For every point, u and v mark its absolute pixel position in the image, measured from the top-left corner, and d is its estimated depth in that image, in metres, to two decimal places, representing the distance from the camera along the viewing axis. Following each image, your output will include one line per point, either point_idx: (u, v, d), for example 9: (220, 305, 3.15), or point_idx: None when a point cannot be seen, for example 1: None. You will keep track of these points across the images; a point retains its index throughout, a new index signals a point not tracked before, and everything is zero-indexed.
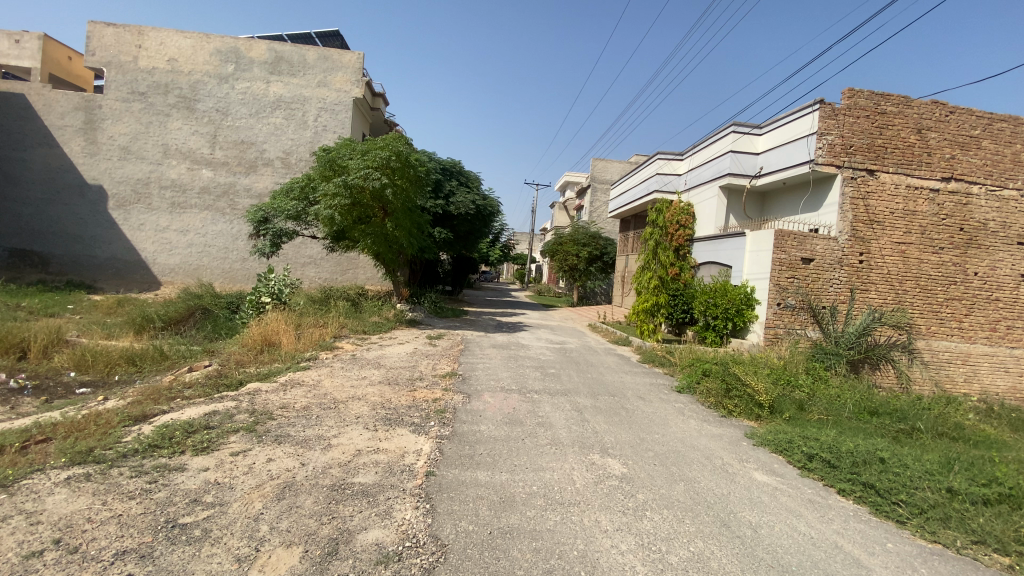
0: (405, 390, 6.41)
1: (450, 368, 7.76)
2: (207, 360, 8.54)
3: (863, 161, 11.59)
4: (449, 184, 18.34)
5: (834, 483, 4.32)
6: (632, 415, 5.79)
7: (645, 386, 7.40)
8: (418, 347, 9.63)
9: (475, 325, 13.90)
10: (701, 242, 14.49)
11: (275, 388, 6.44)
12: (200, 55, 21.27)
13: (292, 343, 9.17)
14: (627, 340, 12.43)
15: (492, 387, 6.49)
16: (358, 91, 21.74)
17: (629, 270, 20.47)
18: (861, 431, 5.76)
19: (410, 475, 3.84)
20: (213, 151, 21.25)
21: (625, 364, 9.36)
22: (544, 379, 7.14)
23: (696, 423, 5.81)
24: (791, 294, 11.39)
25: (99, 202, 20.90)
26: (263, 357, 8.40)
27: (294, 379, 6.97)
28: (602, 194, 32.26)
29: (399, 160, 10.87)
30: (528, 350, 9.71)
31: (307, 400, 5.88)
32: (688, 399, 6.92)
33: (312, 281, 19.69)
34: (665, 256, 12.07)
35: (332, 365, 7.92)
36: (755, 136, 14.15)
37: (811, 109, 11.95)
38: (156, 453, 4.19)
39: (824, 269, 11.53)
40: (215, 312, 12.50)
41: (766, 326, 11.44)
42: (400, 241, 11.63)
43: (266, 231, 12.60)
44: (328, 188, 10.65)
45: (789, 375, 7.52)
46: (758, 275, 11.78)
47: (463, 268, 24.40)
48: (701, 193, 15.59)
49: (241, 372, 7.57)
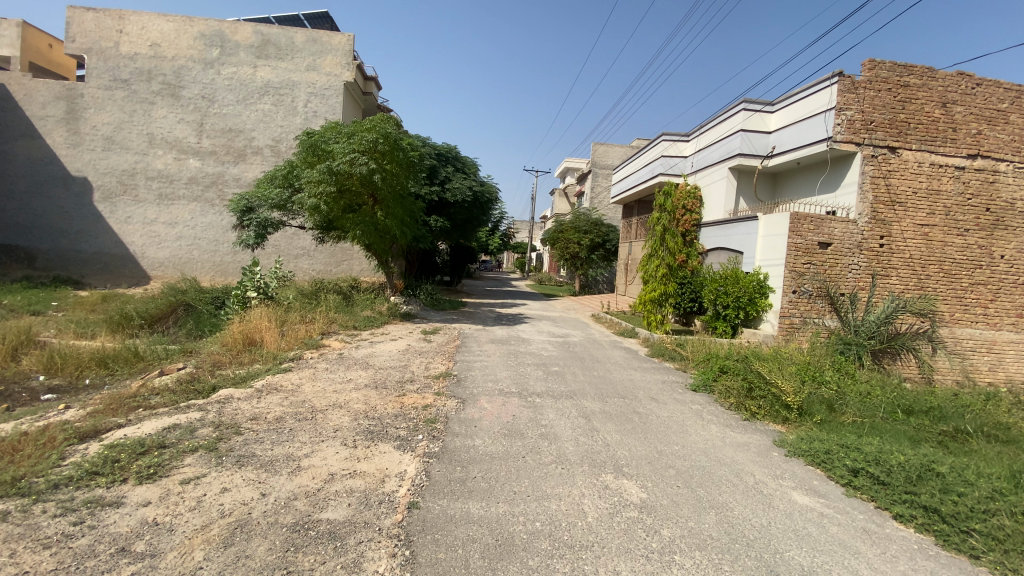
0: (392, 395, 5.77)
1: (445, 368, 7.12)
2: (182, 362, 7.91)
3: (885, 137, 10.86)
4: (444, 170, 17.61)
5: (888, 506, 3.71)
6: (646, 421, 5.13)
7: (658, 385, 6.76)
8: (412, 344, 8.99)
9: (472, 317, 13.24)
10: (709, 227, 13.77)
11: (249, 395, 5.81)
12: (184, 40, 20.37)
13: (275, 341, 8.54)
14: (633, 332, 11.75)
15: (488, 391, 5.84)
16: (348, 75, 20.91)
17: (633, 257, 19.77)
18: (905, 438, 5.12)
19: (388, 509, 3.22)
20: (200, 140, 20.48)
21: (633, 359, 8.72)
22: (547, 379, 6.50)
23: (718, 429, 5.19)
24: (807, 281, 10.74)
25: (85, 195, 20.18)
26: (243, 358, 7.81)
27: (272, 383, 6.32)
28: (604, 179, 31.43)
29: (388, 142, 10.15)
30: (529, 345, 9.07)
31: (282, 410, 5.24)
32: (705, 399, 6.30)
33: (305, 273, 19.07)
34: (674, 242, 11.13)
35: (316, 366, 7.27)
36: (766, 114, 13.39)
37: (830, 82, 11.18)
38: (92, 483, 3.56)
39: (843, 253, 10.84)
40: (198, 308, 11.84)
41: (781, 316, 10.79)
42: (392, 230, 10.94)
43: (250, 221, 11.63)
44: (311, 175, 9.90)
45: (815, 370, 6.90)
46: (773, 261, 11.07)
47: (461, 258, 23.70)
48: (709, 175, 14.82)
49: (217, 375, 6.94)
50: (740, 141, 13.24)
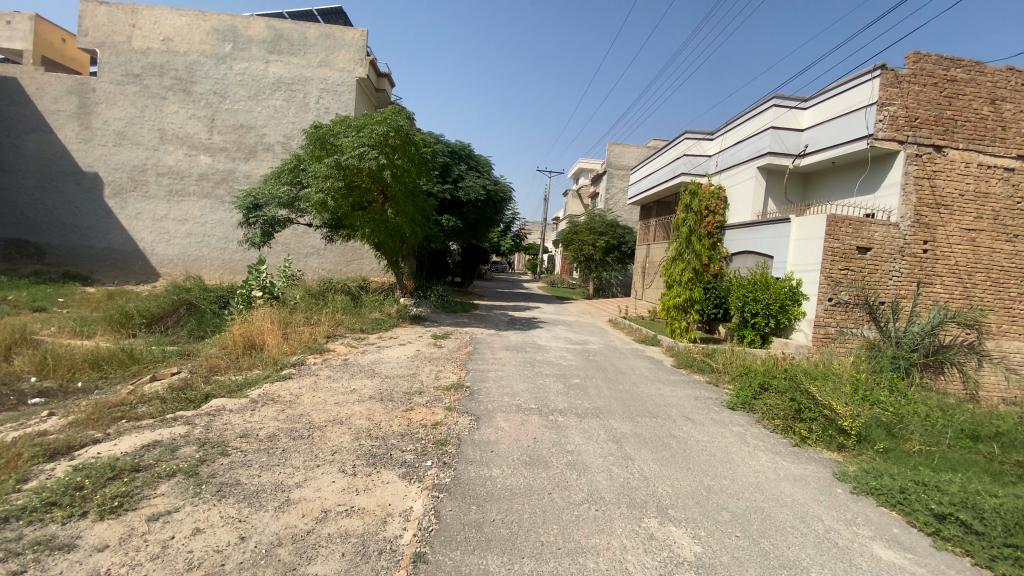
0: (398, 410, 5.20)
1: (456, 378, 6.55)
2: (179, 365, 7.44)
3: (930, 135, 10.09)
4: (457, 168, 17.08)
5: (990, 564, 3.04)
6: (686, 448, 4.50)
7: (690, 402, 6.13)
8: (421, 350, 8.43)
9: (484, 321, 12.69)
10: (737, 230, 13.08)
11: (243, 406, 5.28)
12: (196, 34, 20.10)
13: (278, 344, 8.05)
14: (655, 339, 11.09)
15: (504, 406, 5.26)
16: (361, 71, 20.54)
17: (651, 260, 19.07)
18: (985, 473, 4.45)
19: (389, 562, 2.64)
20: (211, 135, 20.21)
21: (660, 370, 8.09)
22: (568, 393, 5.90)
23: (767, 457, 4.57)
24: (844, 288, 10.04)
25: (95, 190, 19.99)
26: (242, 362, 7.34)
27: (268, 393, 5.79)
28: (620, 180, 30.73)
29: (399, 136, 9.66)
30: (546, 353, 8.46)
31: (275, 426, 4.70)
32: (745, 419, 5.68)
33: (315, 272, 18.68)
34: (701, 244, 10.41)
35: (318, 373, 6.72)
36: (799, 111, 12.68)
37: (871, 75, 10.46)
38: (45, 518, 3.02)
39: (883, 259, 10.09)
40: (201, 307, 11.38)
41: (815, 325, 10.12)
42: (402, 229, 10.41)
43: (256, 219, 11.24)
44: (318, 169, 9.38)
45: (866, 389, 6.21)
46: (807, 267, 10.39)
47: (473, 259, 23.16)
48: (735, 175, 14.10)
49: (212, 382, 6.44)
50: (771, 139, 12.54)
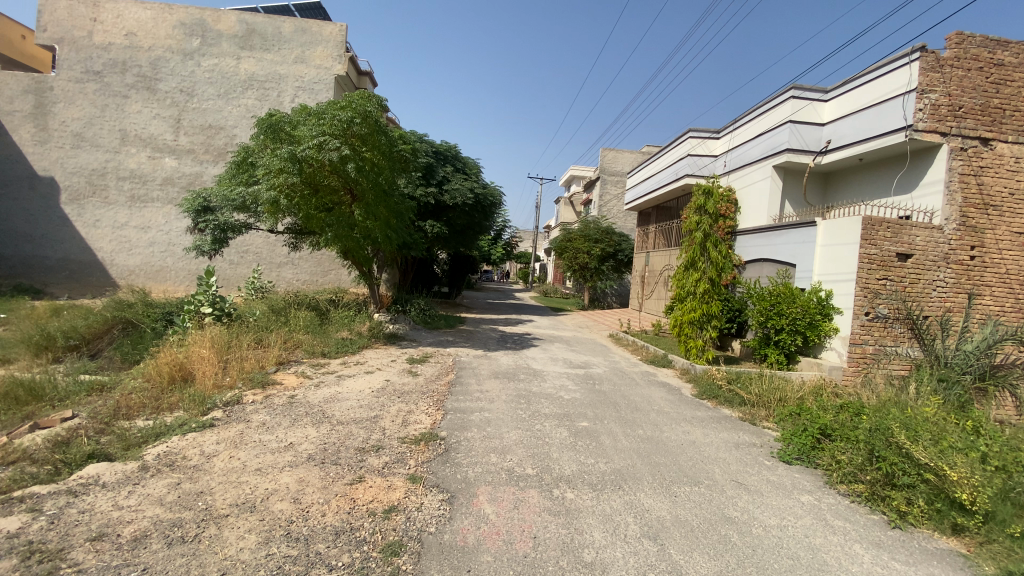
0: (342, 481, 3.73)
1: (429, 423, 5.09)
2: (82, 407, 5.84)
3: (975, 126, 8.89)
4: (442, 170, 15.69)
5: None
6: (757, 550, 3.04)
7: (732, 456, 4.73)
8: (392, 380, 6.97)
9: (471, 339, 11.23)
10: (752, 237, 11.86)
11: (125, 479, 3.76)
12: (162, 29, 18.62)
13: (215, 375, 6.54)
14: (667, 360, 9.67)
15: (492, 473, 3.84)
16: (340, 68, 19.21)
17: (652, 269, 17.78)
18: None
19: None
20: (177, 137, 18.67)
21: (681, 402, 6.69)
22: (577, 447, 4.48)
23: (871, 558, 3.15)
24: (883, 300, 8.73)
25: (50, 196, 18.26)
26: (161, 402, 5.77)
27: (173, 453, 4.26)
28: (614, 187, 29.50)
29: (367, 124, 8.23)
30: (543, 383, 6.99)
31: (154, 517, 3.20)
32: (811, 481, 4.32)
33: (289, 284, 17.18)
34: (717, 251, 9.04)
35: (251, 419, 5.18)
36: (820, 104, 11.47)
37: (909, 59, 9.25)
38: None
39: (925, 266, 8.82)
40: (141, 325, 9.66)
41: (850, 344, 8.74)
42: (374, 234, 8.95)
43: (206, 223, 9.80)
44: (270, 162, 7.89)
45: (968, 435, 4.74)
46: (839, 276, 9.09)
47: (461, 268, 21.77)
48: (747, 176, 12.86)
49: (110, 434, 4.87)
50: (789, 134, 11.28)
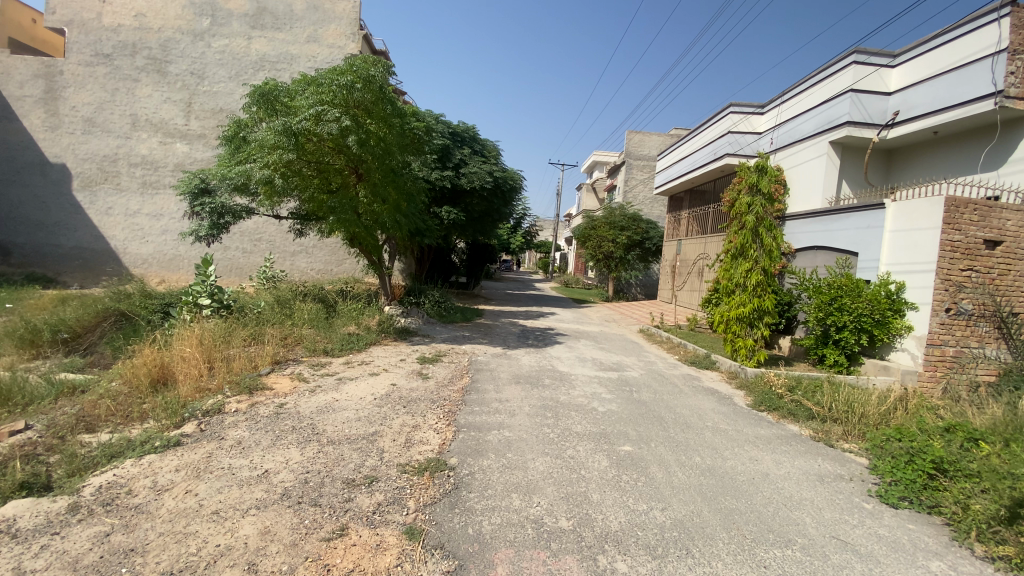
0: (318, 535, 2.84)
1: (438, 445, 4.18)
2: (43, 415, 5.07)
3: None
4: (460, 152, 14.72)
5: None
6: None
7: (821, 496, 3.70)
8: (398, 385, 6.08)
9: (489, 334, 10.31)
10: (806, 222, 10.63)
11: (44, 527, 2.93)
12: (172, 9, 17.95)
13: (197, 378, 5.73)
14: (710, 361, 8.60)
15: (514, 528, 2.89)
16: (354, 47, 18.30)
17: (684, 259, 16.54)
18: None
19: None
20: (188, 121, 18.06)
21: (738, 415, 5.65)
22: (622, 486, 3.48)
23: None
24: (967, 295, 7.46)
25: (63, 183, 17.84)
26: (132, 410, 4.99)
27: (117, 487, 3.41)
28: (640, 172, 28.09)
29: (371, 92, 7.28)
30: (572, 390, 6.02)
31: None
32: (937, 540, 3.23)
33: (302, 273, 16.51)
34: (771, 236, 7.88)
35: (227, 437, 4.34)
36: (886, 71, 10.09)
37: (1000, 13, 7.87)
38: None
39: (1016, 255, 7.54)
40: (137, 318, 8.96)
41: (927, 345, 7.50)
42: (382, 218, 8.06)
43: (203, 207, 9.03)
44: (263, 137, 7.02)
45: None
46: (915, 267, 7.83)
47: (481, 256, 20.84)
48: (797, 154, 11.55)
49: (56, 454, 4.04)
50: (850, 105, 9.96)
